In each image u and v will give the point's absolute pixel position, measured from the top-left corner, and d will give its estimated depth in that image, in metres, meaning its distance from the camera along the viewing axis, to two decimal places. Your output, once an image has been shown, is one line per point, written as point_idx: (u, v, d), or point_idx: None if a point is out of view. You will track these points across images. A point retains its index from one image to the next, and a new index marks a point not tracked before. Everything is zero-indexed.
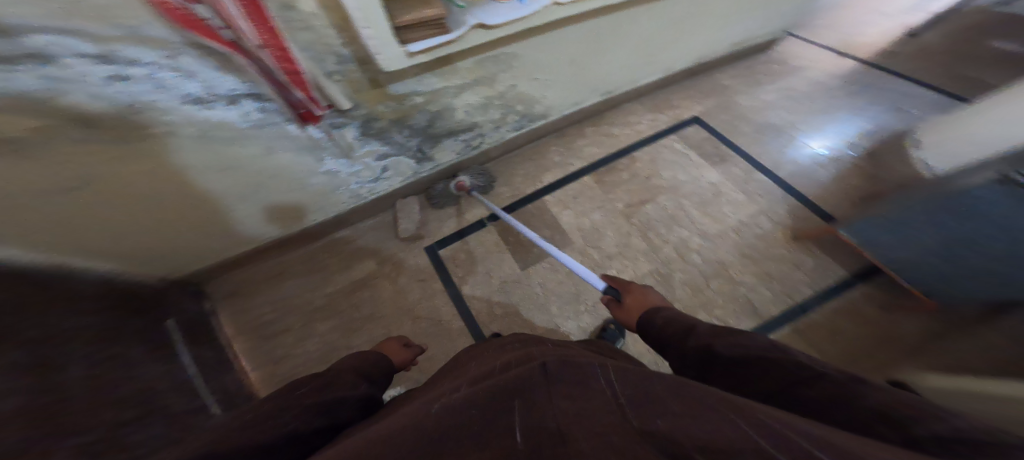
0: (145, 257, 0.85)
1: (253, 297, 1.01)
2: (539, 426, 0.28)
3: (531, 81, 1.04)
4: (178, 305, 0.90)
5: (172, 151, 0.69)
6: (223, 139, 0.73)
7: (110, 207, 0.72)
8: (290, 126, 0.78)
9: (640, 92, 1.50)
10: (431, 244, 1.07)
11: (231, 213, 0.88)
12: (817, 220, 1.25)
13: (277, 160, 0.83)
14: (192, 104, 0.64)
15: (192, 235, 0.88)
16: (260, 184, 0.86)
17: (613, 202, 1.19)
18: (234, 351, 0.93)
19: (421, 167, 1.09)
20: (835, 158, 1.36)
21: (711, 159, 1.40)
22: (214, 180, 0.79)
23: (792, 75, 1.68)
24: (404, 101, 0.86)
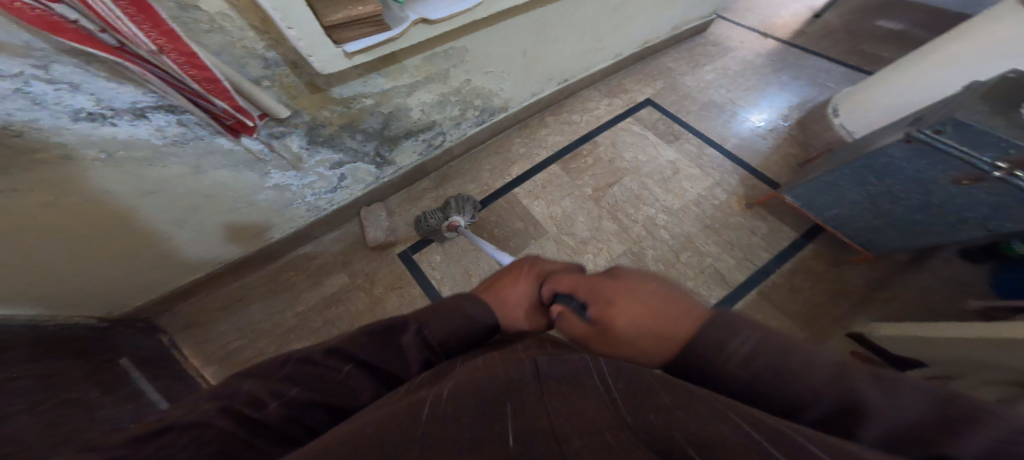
0: (71, 300, 0.75)
1: (212, 328, 0.92)
2: (523, 423, 0.24)
3: (485, 74, 1.03)
4: (127, 342, 0.81)
5: (72, 177, 0.61)
6: (136, 159, 0.65)
7: (9, 256, 0.62)
8: (220, 140, 0.71)
9: (594, 79, 1.54)
10: (403, 250, 1.04)
11: (165, 242, 0.80)
12: (765, 186, 1.35)
13: (209, 178, 0.76)
14: (88, 120, 0.57)
15: (122, 273, 0.78)
16: (196, 206, 0.78)
17: (581, 188, 1.21)
18: (207, 380, 0.86)
19: (382, 171, 1.05)
20: (771, 130, 1.51)
21: (666, 138, 1.47)
22: (135, 205, 0.71)
23: (722, 56, 1.80)
24: (350, 104, 0.82)
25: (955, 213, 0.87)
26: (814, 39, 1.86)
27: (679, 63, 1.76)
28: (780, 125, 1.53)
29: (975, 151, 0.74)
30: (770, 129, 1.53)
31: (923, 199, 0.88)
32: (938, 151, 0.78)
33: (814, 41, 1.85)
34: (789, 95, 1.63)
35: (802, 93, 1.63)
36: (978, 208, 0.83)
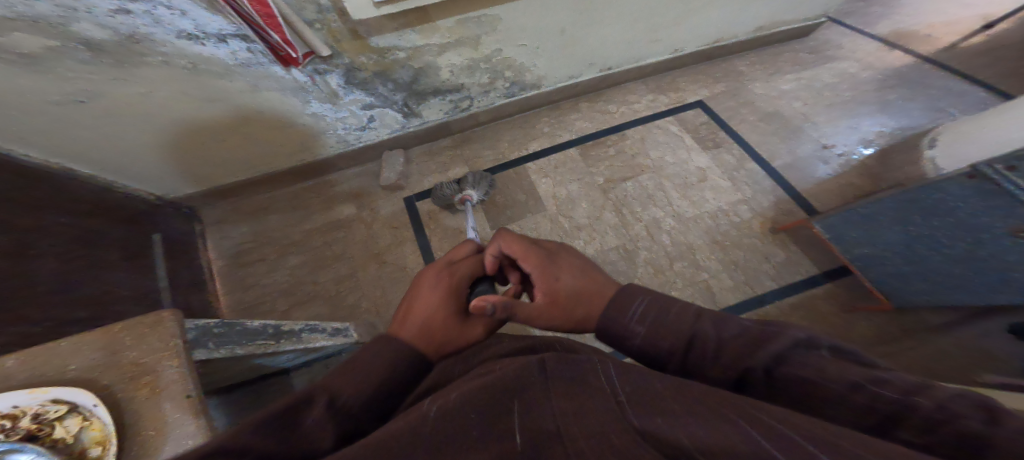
0: (148, 177, 0.93)
1: (237, 227, 1.07)
2: (538, 427, 0.26)
3: (518, 47, 1.04)
4: (166, 222, 0.96)
5: (166, 78, 0.74)
6: (213, 72, 0.77)
7: (117, 122, 0.79)
8: (275, 68, 0.81)
9: (645, 73, 1.48)
10: (409, 196, 1.12)
11: (224, 143, 0.94)
12: (799, 214, 1.26)
13: (262, 97, 0.87)
14: (186, 39, 0.69)
15: (193, 161, 0.95)
16: (248, 117, 0.90)
17: (593, 176, 1.22)
18: (212, 272, 1.00)
19: (408, 122, 1.12)
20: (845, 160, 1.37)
21: (704, 144, 1.40)
22: (209, 110, 0.85)
23: (821, 64, 1.63)
24: (385, 54, 0.88)
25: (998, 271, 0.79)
26: (963, 56, 1.61)
27: (755, 67, 1.62)
28: (858, 154, 1.38)
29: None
30: (843, 155, 1.39)
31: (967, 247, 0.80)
32: (1006, 193, 0.69)
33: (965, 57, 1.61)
34: (885, 118, 1.46)
35: (907, 118, 1.45)
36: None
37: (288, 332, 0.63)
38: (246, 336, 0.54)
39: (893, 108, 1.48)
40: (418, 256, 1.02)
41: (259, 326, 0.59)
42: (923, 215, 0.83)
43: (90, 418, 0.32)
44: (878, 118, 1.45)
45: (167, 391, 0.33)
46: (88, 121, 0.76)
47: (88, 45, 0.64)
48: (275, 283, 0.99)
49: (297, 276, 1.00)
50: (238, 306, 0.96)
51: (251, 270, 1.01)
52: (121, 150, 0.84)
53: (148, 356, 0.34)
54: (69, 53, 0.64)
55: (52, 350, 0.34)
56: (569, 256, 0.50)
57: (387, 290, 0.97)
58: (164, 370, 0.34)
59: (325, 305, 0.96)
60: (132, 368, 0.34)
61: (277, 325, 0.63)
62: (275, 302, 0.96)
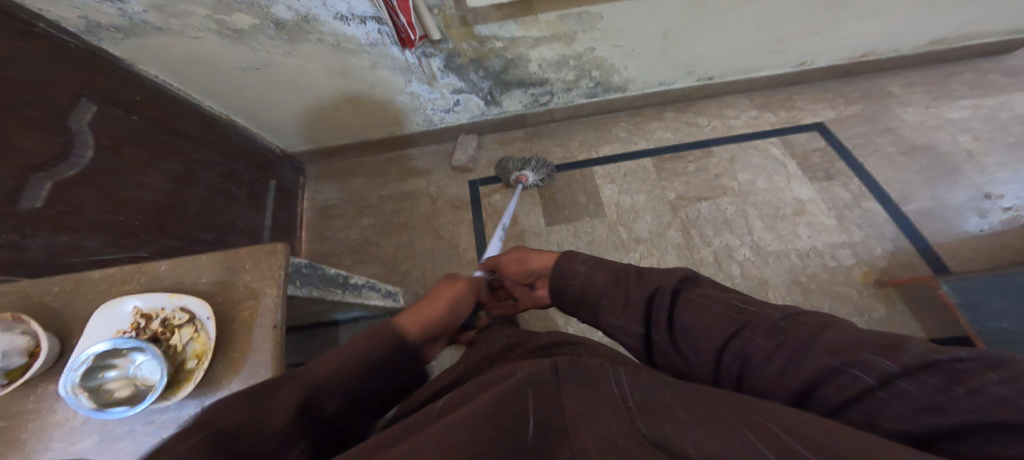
0: (281, 129, 1.11)
1: (329, 183, 1.24)
2: (549, 418, 0.30)
3: (612, 47, 1.00)
4: (282, 172, 1.14)
5: (316, 53, 0.87)
6: (350, 51, 0.88)
7: (274, 86, 0.95)
8: (392, 48, 0.89)
9: (754, 86, 1.31)
10: (474, 179, 1.17)
11: (341, 111, 1.08)
12: (923, 272, 1.03)
13: (378, 74, 0.97)
14: (338, 19, 0.79)
15: (315, 124, 1.12)
16: (363, 91, 1.02)
17: (664, 190, 1.14)
18: (302, 219, 1.18)
19: (488, 109, 1.16)
20: (1010, 214, 1.07)
21: (813, 173, 1.20)
22: (340, 83, 0.98)
23: (1016, 92, 1.27)
24: (484, 43, 0.92)
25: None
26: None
27: (913, 90, 1.31)
28: None
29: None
30: (1011, 210, 1.08)
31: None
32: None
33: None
34: None
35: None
36: None
37: (355, 286, 0.72)
38: (326, 283, 0.63)
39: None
40: (471, 238, 1.08)
41: (336, 275, 0.67)
42: None
43: (199, 331, 0.41)
44: None
45: (261, 318, 0.42)
46: (255, 82, 0.93)
47: (273, 22, 0.78)
48: (347, 240, 1.13)
49: (365, 236, 1.13)
50: (315, 252, 1.12)
51: (331, 223, 1.16)
52: (268, 107, 1.01)
53: (258, 282, 0.44)
54: (262, 30, 0.79)
55: (194, 263, 0.45)
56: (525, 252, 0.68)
57: (437, 264, 1.05)
58: (262, 299, 0.43)
59: (382, 267, 1.07)
60: (241, 292, 0.43)
61: (349, 277, 0.71)
62: (342, 257, 1.10)
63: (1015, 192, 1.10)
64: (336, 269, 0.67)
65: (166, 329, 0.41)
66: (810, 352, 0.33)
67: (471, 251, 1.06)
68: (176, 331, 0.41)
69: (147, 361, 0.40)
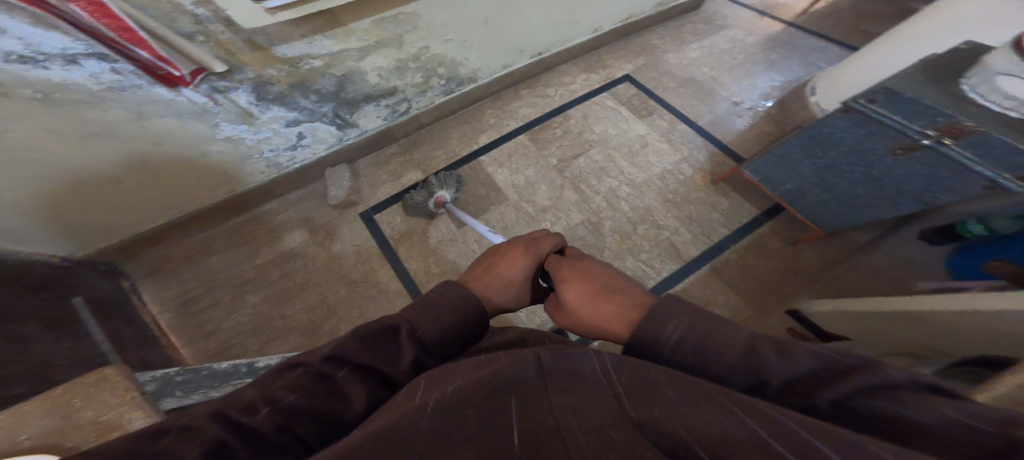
0: (37, 236, 0.77)
1: (175, 274, 0.95)
2: (536, 430, 0.26)
3: (444, 42, 1.02)
4: (87, 283, 0.83)
5: (9, 114, 0.60)
6: (76, 102, 0.65)
7: None
8: (158, 90, 0.70)
9: (572, 54, 1.53)
10: (366, 210, 1.06)
11: (116, 185, 0.80)
12: (730, 163, 1.40)
13: (152, 125, 0.75)
14: (20, 62, 0.56)
15: (81, 213, 0.80)
16: (143, 150, 0.78)
17: (546, 158, 1.24)
18: (160, 326, 0.88)
19: (345, 133, 1.06)
20: (753, 112, 1.55)
21: (639, 113, 1.49)
22: (80, 148, 0.71)
23: (715, 34, 1.82)
24: (298, 64, 0.81)
25: (891, 186, 0.90)
26: (815, 19, 1.95)
27: (665, 41, 1.76)
28: (761, 106, 1.57)
29: (906, 119, 0.76)
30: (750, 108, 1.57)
31: (863, 170, 0.92)
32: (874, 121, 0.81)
33: (816, 19, 1.96)
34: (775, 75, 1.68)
35: (788, 72, 1.70)
36: (913, 179, 0.85)
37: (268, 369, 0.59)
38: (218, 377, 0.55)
39: (776, 67, 1.71)
40: (389, 269, 0.97)
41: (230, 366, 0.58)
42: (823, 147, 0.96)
43: None
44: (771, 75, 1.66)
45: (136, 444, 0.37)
46: None
47: None
48: (238, 327, 0.89)
49: (262, 313, 0.91)
50: (204, 356, 0.86)
51: (206, 319, 0.90)
52: None
53: (110, 412, 0.39)
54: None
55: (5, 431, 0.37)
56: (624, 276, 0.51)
57: (361, 310, 0.92)
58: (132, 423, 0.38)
59: (301, 337, 0.88)
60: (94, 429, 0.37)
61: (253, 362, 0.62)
62: (246, 343, 0.88)
63: (749, 98, 1.60)
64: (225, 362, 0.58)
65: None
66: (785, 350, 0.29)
67: (395, 281, 0.96)
68: None
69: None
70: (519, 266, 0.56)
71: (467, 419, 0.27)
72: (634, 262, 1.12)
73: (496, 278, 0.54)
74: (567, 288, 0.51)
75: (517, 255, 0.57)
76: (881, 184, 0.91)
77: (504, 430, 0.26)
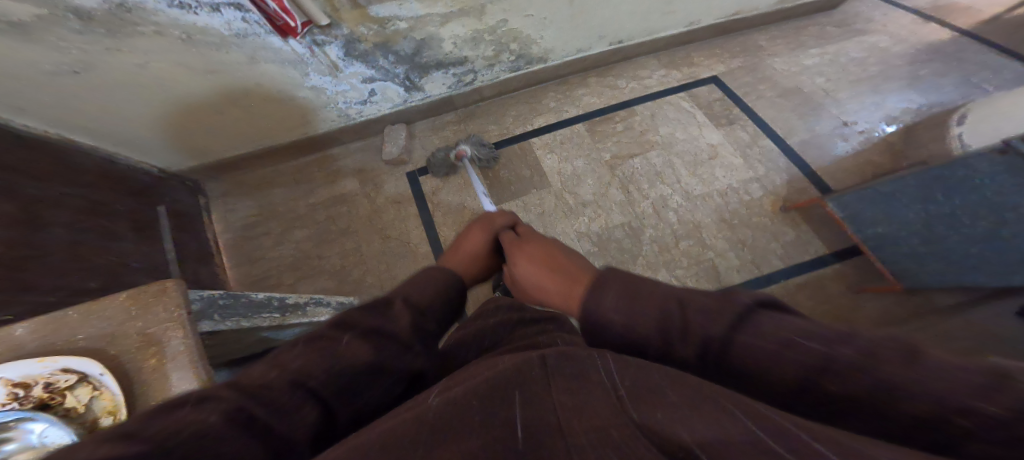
0: (169, 150, 0.96)
1: (244, 199, 1.09)
2: (537, 421, 0.25)
3: (524, 17, 0.99)
4: (174, 194, 0.97)
5: (154, 49, 0.73)
6: (208, 45, 0.76)
7: (112, 91, 0.78)
8: (272, 39, 0.79)
9: (656, 47, 1.42)
10: (413, 171, 1.11)
11: (224, 116, 0.93)
12: (813, 192, 1.23)
13: (259, 70, 0.85)
14: (179, 8, 0.68)
15: (197, 135, 0.96)
16: (248, 90, 0.89)
17: (599, 151, 1.19)
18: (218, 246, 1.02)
19: (410, 96, 1.10)
20: (863, 134, 1.32)
21: (717, 121, 1.35)
22: (203, 84, 0.84)
23: (847, 39, 1.55)
24: (386, 25, 0.85)
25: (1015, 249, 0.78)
26: (1003, 29, 1.55)
27: (776, 43, 1.53)
28: (880, 132, 1.32)
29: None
30: (864, 131, 1.33)
31: (990, 227, 0.79)
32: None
33: (1002, 31, 1.54)
34: (915, 95, 1.38)
35: (937, 93, 1.38)
36: None
37: (294, 305, 0.67)
38: (251, 308, 0.58)
39: (925, 84, 1.41)
40: (421, 232, 1.03)
41: (265, 300, 0.63)
42: (945, 190, 0.83)
43: (100, 389, 0.34)
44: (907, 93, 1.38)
45: (173, 362, 0.36)
46: (78, 91, 0.75)
47: (75, 12, 0.62)
48: (282, 258, 1.01)
49: (303, 249, 1.02)
50: (247, 276, 0.99)
51: (259, 244, 1.03)
52: (124, 121, 0.84)
53: (155, 326, 0.37)
54: (61, 22, 0.63)
55: (67, 320, 0.37)
56: (569, 252, 0.59)
57: (388, 265, 0.98)
58: (168, 341, 0.36)
59: (329, 279, 0.98)
60: (139, 342, 0.36)
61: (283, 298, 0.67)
62: (282, 275, 0.99)
63: (864, 118, 1.36)
64: (264, 294, 0.63)
65: (54, 393, 0.33)
66: (772, 327, 0.28)
67: (424, 244, 1.01)
68: (67, 393, 0.34)
69: (47, 426, 0.31)
70: (478, 240, 0.69)
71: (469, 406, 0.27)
72: (667, 276, 1.05)
73: (461, 254, 0.67)
74: (523, 267, 0.59)
75: (476, 231, 0.69)
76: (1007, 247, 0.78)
77: (501, 423, 0.25)
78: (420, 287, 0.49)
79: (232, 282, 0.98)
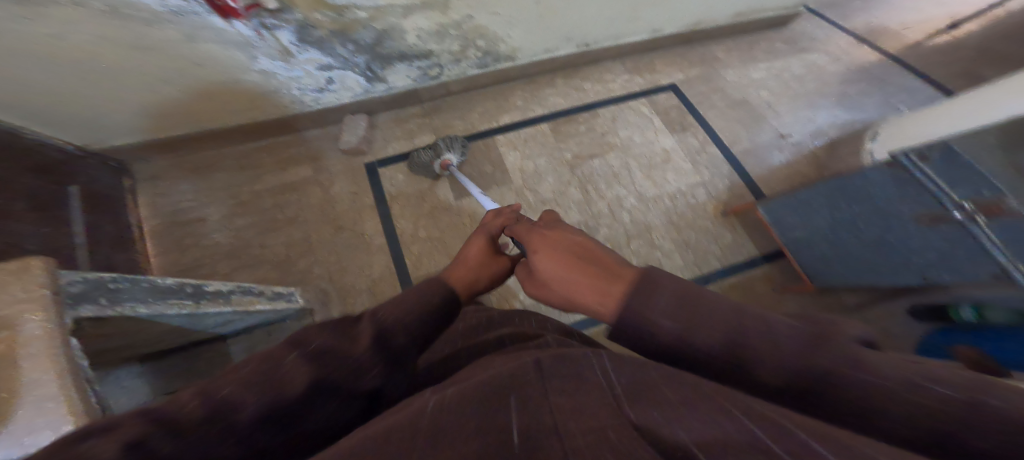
0: (90, 126, 0.86)
1: (174, 185, 1.00)
2: (536, 426, 0.27)
3: (489, 15, 0.99)
4: (90, 175, 0.87)
5: (72, 19, 0.64)
6: (139, 19, 0.68)
7: (19, 64, 0.68)
8: (213, 19, 0.72)
9: (622, 52, 1.47)
10: (372, 162, 1.08)
11: (156, 95, 0.85)
12: (749, 198, 1.36)
13: (199, 49, 0.78)
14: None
15: (124, 111, 0.86)
16: (185, 69, 0.81)
17: (561, 151, 1.23)
18: (140, 232, 0.93)
19: (373, 86, 1.06)
20: (796, 146, 1.47)
21: (672, 127, 1.44)
22: (134, 58, 0.75)
23: (793, 55, 1.69)
24: (344, 13, 0.80)
25: (901, 253, 0.88)
26: (926, 53, 1.75)
27: (731, 56, 1.65)
28: (808, 144, 1.48)
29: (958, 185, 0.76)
30: (796, 143, 1.49)
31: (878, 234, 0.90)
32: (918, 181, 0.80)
33: (923, 57, 1.73)
34: (841, 112, 1.56)
35: (859, 110, 1.56)
36: (927, 252, 0.82)
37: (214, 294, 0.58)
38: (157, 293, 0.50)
39: (850, 101, 1.59)
40: (376, 223, 1.01)
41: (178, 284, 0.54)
42: (850, 202, 0.93)
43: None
44: (832, 109, 1.55)
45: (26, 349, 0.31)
46: None
47: None
48: (218, 246, 0.94)
49: (243, 238, 0.96)
50: (174, 267, 0.91)
51: (191, 231, 0.95)
52: (33, 99, 0.75)
53: (6, 309, 0.32)
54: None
55: None
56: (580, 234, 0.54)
57: (340, 257, 0.96)
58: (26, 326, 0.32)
59: (273, 270, 0.93)
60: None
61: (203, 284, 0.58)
62: (216, 265, 0.93)
63: (800, 132, 1.51)
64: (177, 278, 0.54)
65: None
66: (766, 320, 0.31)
67: (380, 236, 0.99)
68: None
69: None
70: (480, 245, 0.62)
71: (468, 405, 0.29)
72: None
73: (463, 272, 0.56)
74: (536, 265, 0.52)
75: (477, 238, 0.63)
76: (890, 249, 0.90)
77: (502, 428, 0.27)
78: (392, 301, 0.43)
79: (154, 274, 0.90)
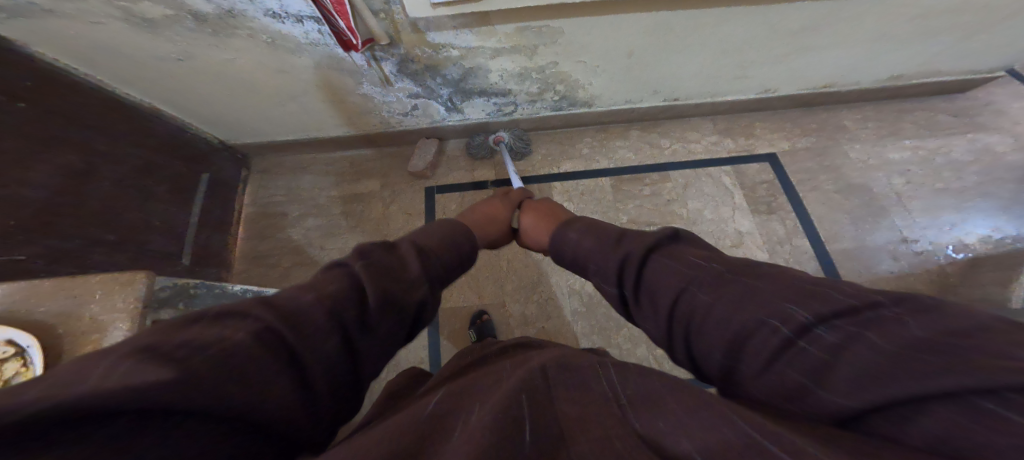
0: (230, 127, 1.09)
1: (274, 179, 1.20)
2: (543, 426, 0.28)
3: (575, 63, 0.99)
4: (219, 166, 1.12)
5: (249, 48, 0.82)
6: (288, 49, 0.83)
7: (201, 75, 0.88)
8: (338, 50, 0.85)
9: (716, 108, 1.36)
10: (431, 186, 1.17)
11: (284, 108, 1.03)
12: None
13: (326, 75, 0.93)
14: (272, 17, 0.75)
15: (256, 118, 1.07)
16: (309, 91, 0.98)
17: (617, 212, 1.19)
18: (240, 217, 1.15)
19: (449, 115, 1.14)
20: (921, 253, 1.18)
21: (755, 207, 1.27)
22: (278, 79, 0.92)
23: (951, 135, 1.37)
24: (439, 51, 0.88)
25: None
26: None
27: (865, 125, 1.40)
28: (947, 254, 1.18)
29: None
30: (922, 251, 1.19)
31: None
32: None
33: None
34: (1002, 222, 1.21)
35: None
36: None
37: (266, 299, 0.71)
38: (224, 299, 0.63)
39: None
40: None
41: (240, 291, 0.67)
42: None
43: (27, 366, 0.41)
44: (994, 219, 1.21)
45: (102, 349, 0.42)
46: (176, 74, 0.87)
47: (192, 14, 0.72)
48: (289, 241, 1.11)
49: (309, 237, 1.11)
50: (253, 251, 1.11)
51: (274, 222, 1.14)
52: (207, 101, 0.98)
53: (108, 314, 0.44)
54: (179, 21, 0.73)
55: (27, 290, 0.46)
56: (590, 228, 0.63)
57: None
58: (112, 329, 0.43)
59: None
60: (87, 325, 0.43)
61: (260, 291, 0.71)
62: (282, 257, 1.09)
63: (936, 237, 1.21)
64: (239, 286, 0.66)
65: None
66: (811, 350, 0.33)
67: None
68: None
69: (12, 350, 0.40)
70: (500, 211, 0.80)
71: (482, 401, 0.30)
72: None
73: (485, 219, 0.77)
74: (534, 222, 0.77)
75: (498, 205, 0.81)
76: None
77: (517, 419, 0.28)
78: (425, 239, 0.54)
79: (236, 254, 1.10)
